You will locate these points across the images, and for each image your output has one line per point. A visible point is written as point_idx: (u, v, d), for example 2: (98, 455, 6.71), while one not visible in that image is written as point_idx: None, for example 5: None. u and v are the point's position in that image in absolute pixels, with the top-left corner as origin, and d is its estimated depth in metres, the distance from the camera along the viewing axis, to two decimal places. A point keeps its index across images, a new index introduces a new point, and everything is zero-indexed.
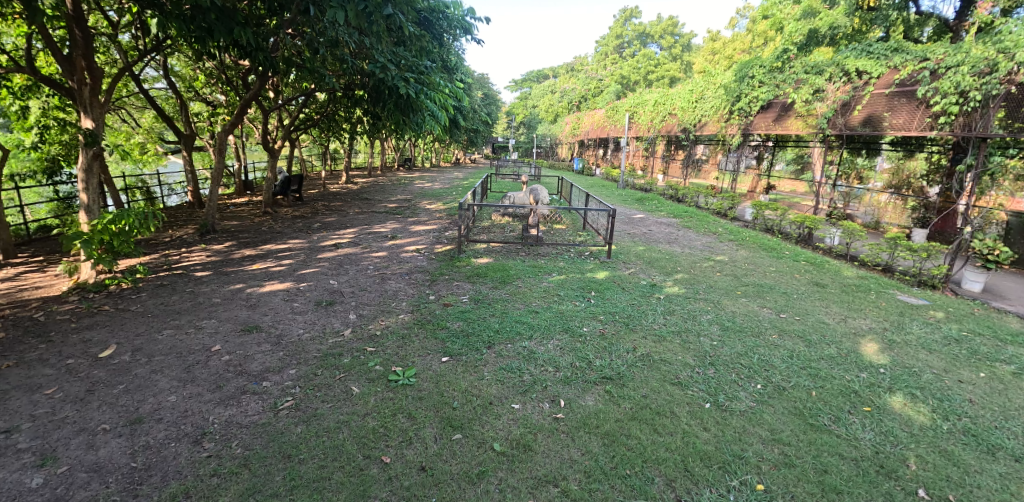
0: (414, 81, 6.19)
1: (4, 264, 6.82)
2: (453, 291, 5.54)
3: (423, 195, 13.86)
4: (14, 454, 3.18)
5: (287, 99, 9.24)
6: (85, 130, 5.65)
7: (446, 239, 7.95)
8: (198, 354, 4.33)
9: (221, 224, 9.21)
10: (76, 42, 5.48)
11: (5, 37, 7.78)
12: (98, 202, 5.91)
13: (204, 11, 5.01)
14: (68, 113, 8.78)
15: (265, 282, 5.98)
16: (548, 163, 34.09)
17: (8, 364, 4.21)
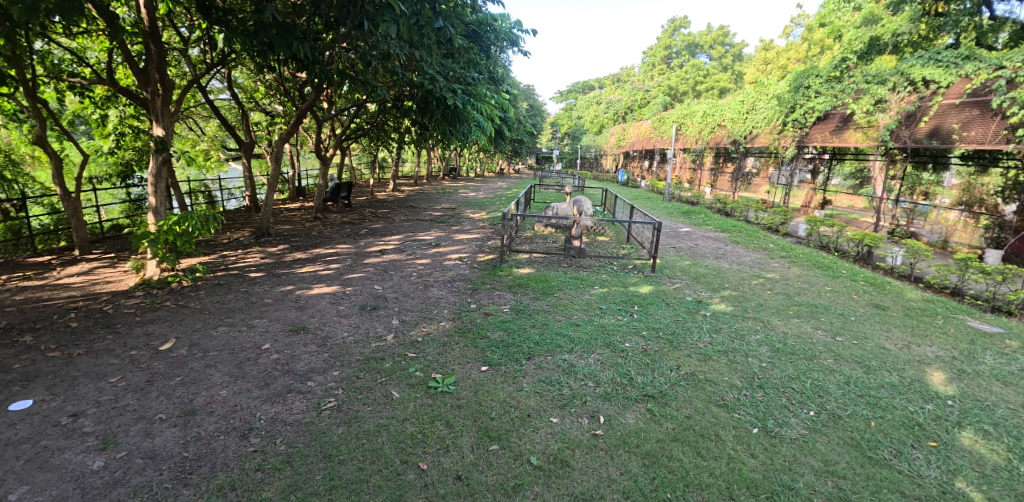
0: (461, 93, 6.30)
1: (79, 259, 7.38)
2: (494, 300, 5.55)
3: (468, 204, 14.05)
4: (80, 437, 3.41)
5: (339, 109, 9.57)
6: (157, 137, 6.04)
7: (489, 248, 7.99)
8: (249, 351, 4.52)
9: (275, 228, 9.63)
10: (151, 56, 5.88)
11: (90, 52, 8.47)
12: (165, 204, 6.30)
13: (267, 26, 5.26)
14: (142, 121, 9.43)
15: (313, 285, 6.19)
16: (592, 174, 33.83)
17: (79, 352, 4.55)
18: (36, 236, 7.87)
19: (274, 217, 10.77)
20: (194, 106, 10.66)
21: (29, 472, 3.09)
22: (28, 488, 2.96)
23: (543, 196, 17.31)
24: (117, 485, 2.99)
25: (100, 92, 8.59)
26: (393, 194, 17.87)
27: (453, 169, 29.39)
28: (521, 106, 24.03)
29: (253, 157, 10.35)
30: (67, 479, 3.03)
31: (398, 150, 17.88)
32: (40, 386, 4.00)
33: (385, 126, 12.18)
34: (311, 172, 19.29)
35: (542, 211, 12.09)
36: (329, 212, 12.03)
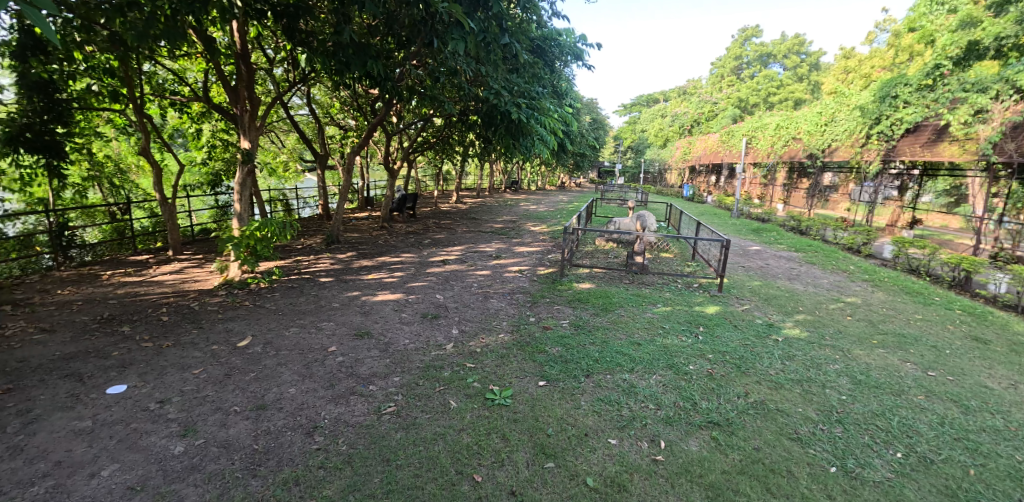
0: (525, 107, 6.38)
1: (172, 259, 8.11)
2: (554, 314, 5.51)
3: (528, 217, 14.11)
4: (165, 422, 3.72)
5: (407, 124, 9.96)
6: (243, 150, 6.54)
7: (549, 261, 7.97)
8: (316, 353, 4.74)
9: (345, 236, 10.13)
10: (241, 75, 6.39)
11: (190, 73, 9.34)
12: (248, 211, 6.79)
13: (344, 47, 5.59)
14: (230, 134, 10.25)
15: (378, 291, 6.42)
16: (656, 188, 32.99)
17: (168, 344, 4.97)
18: (137, 236, 8.74)
19: (344, 226, 11.35)
20: (277, 121, 11.47)
21: (121, 451, 3.40)
22: (118, 466, 3.26)
23: (604, 210, 17.07)
24: (193, 470, 3.21)
25: (196, 109, 9.43)
26: (456, 205, 18.28)
27: (515, 182, 29.71)
28: (584, 120, 23.96)
29: (327, 168, 10.95)
30: (151, 460, 3.30)
31: (461, 163, 18.32)
32: (133, 373, 4.41)
33: (450, 139, 12.51)
34: (379, 183, 20.19)
35: (604, 225, 11.91)
36: (395, 221, 12.48)
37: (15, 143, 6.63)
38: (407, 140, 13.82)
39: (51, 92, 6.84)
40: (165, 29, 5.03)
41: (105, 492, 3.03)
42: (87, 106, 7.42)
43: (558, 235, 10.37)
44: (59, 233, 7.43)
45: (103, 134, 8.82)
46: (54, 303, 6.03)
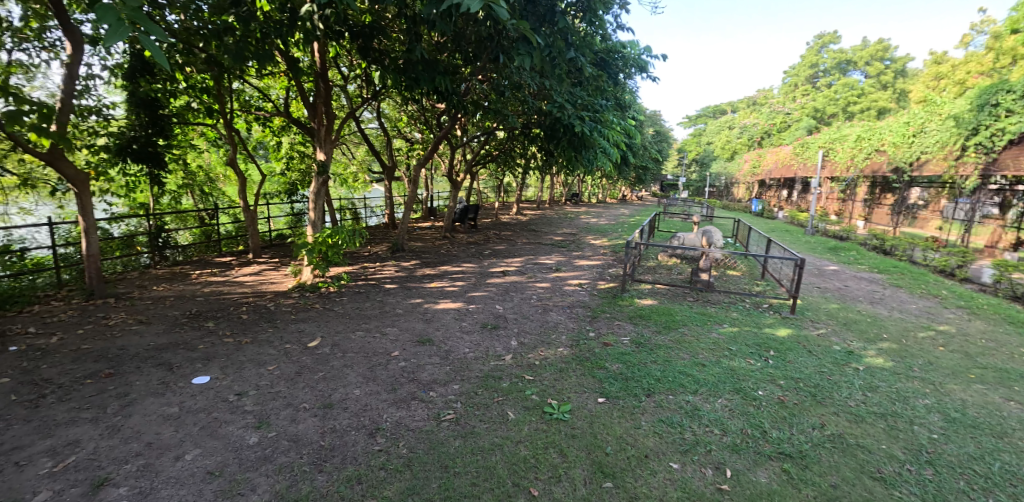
0: (589, 120, 6.38)
1: (252, 262, 8.73)
2: (614, 330, 5.42)
3: (588, 230, 14.00)
4: (242, 414, 4.00)
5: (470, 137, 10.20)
6: (319, 162, 6.94)
7: (610, 275, 7.86)
8: (380, 356, 4.93)
9: (409, 244, 10.51)
10: (319, 92, 6.80)
11: (274, 91, 10.05)
12: (321, 219, 7.19)
13: (414, 64, 5.82)
14: (307, 147, 10.90)
15: (439, 300, 6.59)
16: (722, 203, 31.71)
17: (247, 341, 5.34)
18: (222, 240, 9.47)
19: (408, 235, 11.79)
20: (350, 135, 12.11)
21: (203, 437, 3.69)
22: (200, 451, 3.53)
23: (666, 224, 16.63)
24: (265, 460, 3.42)
25: (277, 123, 10.12)
26: (516, 217, 18.45)
27: (575, 195, 29.59)
28: (647, 132, 23.57)
29: (394, 179, 11.41)
30: (229, 448, 3.56)
31: (522, 175, 18.50)
32: (215, 366, 4.78)
33: (512, 152, 12.67)
34: (443, 194, 20.79)
35: (667, 240, 11.59)
36: (457, 232, 12.79)
37: (124, 154, 7.42)
38: (469, 152, 14.17)
39: (156, 109, 7.62)
40: (256, 51, 5.49)
41: (188, 474, 3.29)
42: (185, 121, 8.18)
43: (619, 249, 10.21)
44: (157, 234, 8.18)
45: (197, 146, 9.67)
46: (150, 298, 6.66)
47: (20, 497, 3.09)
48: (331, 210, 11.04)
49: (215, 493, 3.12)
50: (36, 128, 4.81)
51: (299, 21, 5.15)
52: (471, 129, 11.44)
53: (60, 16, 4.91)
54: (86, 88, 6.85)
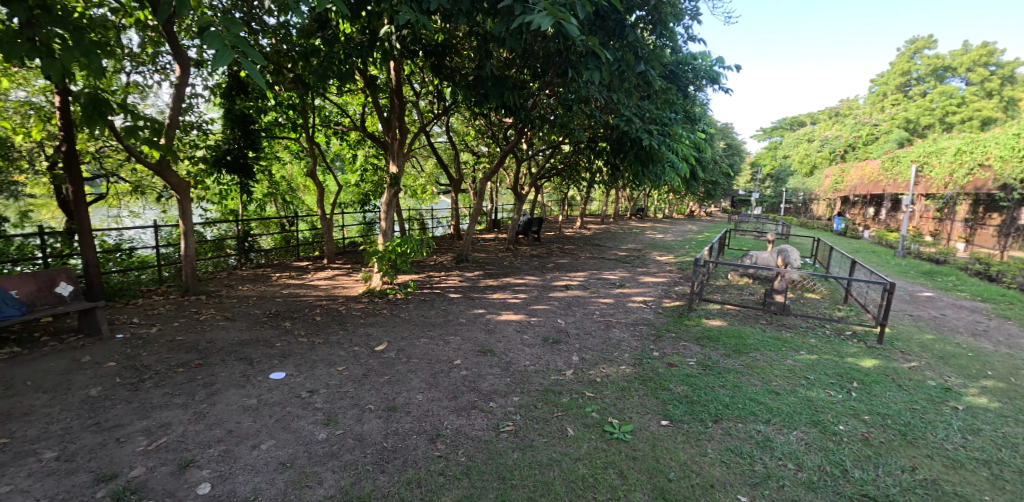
0: (657, 133, 6.27)
1: (327, 267, 9.28)
2: (680, 350, 5.23)
3: (654, 246, 13.66)
4: (313, 410, 4.24)
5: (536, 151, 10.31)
6: (391, 174, 7.26)
7: (676, 293, 7.63)
8: (443, 364, 5.06)
9: (473, 255, 10.75)
10: (393, 108, 7.12)
11: (351, 107, 10.68)
12: (391, 228, 7.52)
13: (483, 80, 5.98)
14: (379, 159, 11.45)
15: (502, 311, 6.67)
16: (799, 220, 29.88)
17: (320, 341, 5.66)
18: (300, 245, 10.11)
19: (473, 246, 12.09)
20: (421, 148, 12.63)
21: (277, 429, 3.95)
22: (275, 442, 3.78)
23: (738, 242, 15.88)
24: (333, 456, 3.61)
25: (353, 137, 10.72)
26: (579, 231, 18.35)
27: (640, 210, 29.00)
28: (718, 145, 22.78)
29: (460, 191, 11.74)
30: (300, 442, 3.78)
31: (586, 189, 18.40)
32: (291, 363, 5.11)
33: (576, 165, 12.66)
34: (506, 206, 21.10)
35: (737, 258, 11.09)
36: (520, 244, 12.92)
37: (219, 165, 8.17)
38: (534, 166, 14.32)
39: (247, 124, 8.31)
40: (338, 70, 5.89)
41: (263, 463, 3.53)
42: (272, 135, 8.86)
43: (687, 267, 9.87)
44: (243, 238, 8.90)
45: (282, 158, 10.46)
46: (237, 296, 7.25)
47: (121, 470, 3.45)
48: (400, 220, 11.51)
49: (286, 482, 3.33)
50: (149, 140, 5.29)
51: (378, 42, 5.47)
52: (537, 142, 11.56)
53: (173, 43, 5.52)
54: (190, 106, 7.62)
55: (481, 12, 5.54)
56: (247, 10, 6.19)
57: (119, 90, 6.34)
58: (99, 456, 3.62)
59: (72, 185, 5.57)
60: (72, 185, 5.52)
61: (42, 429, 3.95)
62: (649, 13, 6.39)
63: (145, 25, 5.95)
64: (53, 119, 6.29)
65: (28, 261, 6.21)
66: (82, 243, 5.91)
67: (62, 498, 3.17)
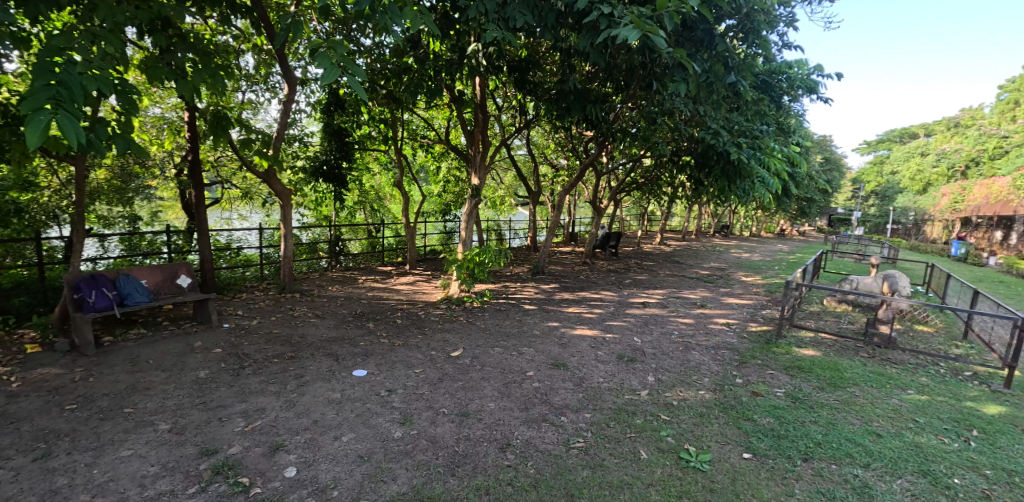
0: (747, 147, 6.04)
1: (409, 272, 9.72)
2: (767, 379, 4.90)
3: (740, 266, 12.92)
4: (391, 408, 4.45)
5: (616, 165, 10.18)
6: (473, 186, 7.44)
7: (763, 317, 7.17)
8: (516, 374, 5.11)
9: (549, 268, 10.80)
10: (477, 122, 7.33)
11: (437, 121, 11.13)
12: (471, 238, 7.74)
13: (566, 94, 6.02)
14: (461, 171, 11.82)
15: (576, 325, 6.62)
16: (910, 242, 26.93)
17: (399, 343, 5.94)
18: (385, 251, 10.68)
19: (549, 258, 12.17)
20: (501, 161, 12.91)
21: (358, 424, 4.18)
22: (355, 435, 4.01)
23: (835, 265, 14.65)
24: (407, 454, 3.76)
25: (438, 149, 11.16)
26: (658, 247, 17.78)
27: (724, 227, 27.58)
28: (813, 158, 21.18)
29: (538, 203, 11.83)
30: (377, 438, 3.98)
31: (667, 204, 17.82)
32: (373, 362, 5.41)
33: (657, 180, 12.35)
34: (583, 219, 20.94)
35: (835, 282, 10.21)
36: (596, 258, 12.77)
37: (317, 175, 8.85)
38: (614, 180, 14.16)
39: (343, 137, 8.91)
40: (427, 87, 6.18)
41: (344, 454, 3.76)
42: (364, 147, 9.43)
43: (775, 289, 9.24)
44: (335, 242, 9.54)
45: (372, 169, 11.15)
46: (326, 296, 7.79)
47: (222, 447, 3.81)
48: (478, 229, 11.82)
49: (363, 475, 3.51)
50: (259, 151, 5.86)
51: (465, 59, 5.69)
52: (617, 156, 11.40)
53: (284, 64, 6.07)
54: (294, 121, 8.35)
55: (565, 27, 5.60)
56: (348, 32, 6.68)
57: (236, 106, 7.06)
58: (204, 431, 4.03)
59: (194, 191, 6.26)
60: (194, 190, 6.20)
61: (160, 404, 4.46)
62: (741, 21, 6.23)
63: (261, 50, 6.60)
64: (183, 132, 7.12)
65: (155, 255, 7.03)
66: (199, 242, 6.60)
67: (172, 466, 3.56)
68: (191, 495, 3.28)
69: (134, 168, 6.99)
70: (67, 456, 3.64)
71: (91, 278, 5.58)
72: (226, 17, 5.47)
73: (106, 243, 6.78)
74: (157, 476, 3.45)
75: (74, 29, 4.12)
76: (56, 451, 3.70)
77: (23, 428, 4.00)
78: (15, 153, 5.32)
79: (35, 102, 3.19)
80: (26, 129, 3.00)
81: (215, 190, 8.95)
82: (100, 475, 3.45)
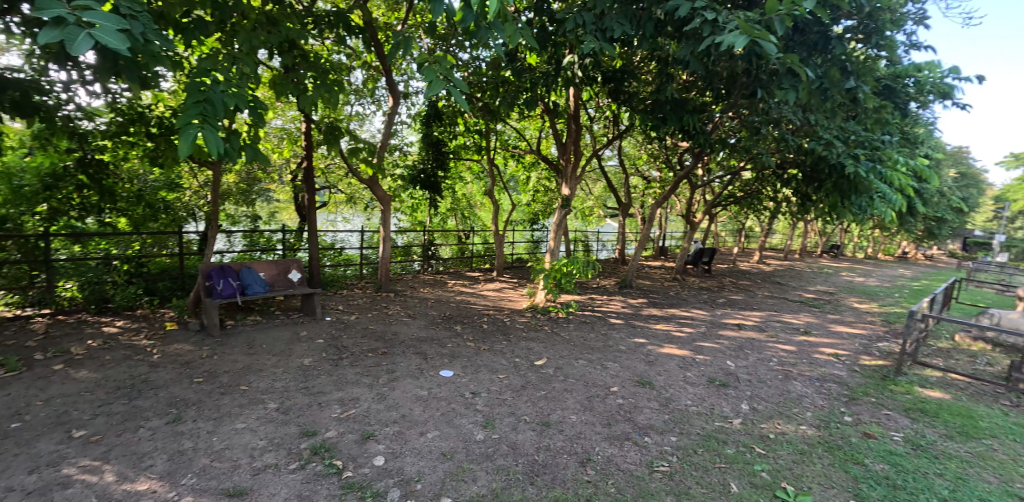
0: (865, 159, 5.53)
1: (496, 279, 9.98)
2: (882, 421, 4.43)
3: (852, 291, 11.75)
4: (474, 411, 4.59)
5: (713, 178, 9.73)
6: (564, 196, 7.46)
7: (879, 350, 6.49)
8: (599, 389, 5.06)
9: (637, 282, 10.57)
10: (571, 133, 7.32)
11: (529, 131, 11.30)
12: (559, 248, 7.79)
13: (662, 104, 5.95)
14: (550, 181, 11.90)
15: (664, 343, 6.41)
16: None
17: (485, 348, 6.11)
18: (474, 257, 11.03)
19: (637, 272, 11.93)
20: (591, 171, 12.81)
21: (442, 423, 4.37)
22: (439, 433, 4.18)
23: (969, 295, 12.86)
24: (488, 457, 3.85)
25: (528, 159, 11.34)
26: (756, 266, 16.68)
27: (833, 246, 25.20)
28: (946, 172, 18.80)
29: (627, 215, 11.64)
30: (460, 439, 4.12)
31: (768, 220, 16.65)
32: (459, 364, 5.62)
33: (758, 194, 11.65)
34: (675, 233, 20.27)
35: (971, 316, 8.95)
36: (686, 273, 12.28)
37: (415, 182, 9.35)
38: (710, 193, 13.57)
39: (439, 147, 9.29)
40: (522, 99, 6.30)
41: (429, 450, 3.93)
42: (458, 157, 9.79)
43: (895, 320, 8.30)
44: (427, 247, 10.02)
45: (465, 178, 11.61)
46: (418, 297, 8.20)
47: (320, 430, 4.15)
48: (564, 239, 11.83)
49: (446, 472, 3.64)
50: (365, 160, 6.27)
51: (562, 70, 5.79)
52: (714, 168, 10.90)
53: (389, 78, 6.47)
54: (395, 131, 8.89)
55: (664, 36, 5.48)
56: (449, 47, 7.01)
57: (346, 118, 7.65)
58: (307, 414, 4.42)
59: (307, 195, 6.84)
60: (306, 194, 6.80)
61: (270, 384, 4.97)
62: (860, 22, 5.75)
63: (370, 66, 7.10)
64: (299, 141, 7.84)
65: (270, 251, 7.78)
66: (309, 241, 7.25)
67: (277, 443, 3.93)
68: (291, 470, 3.59)
69: (258, 173, 7.85)
70: (193, 422, 4.16)
71: (220, 268, 6.29)
72: (343, 38, 5.99)
73: (232, 239, 7.56)
74: (264, 450, 3.82)
75: (219, 53, 4.70)
76: (185, 417, 4.24)
77: (161, 394, 4.63)
78: (168, 159, 6.20)
79: (186, 118, 3.64)
80: (179, 141, 3.42)
81: (323, 194, 9.81)
82: (219, 442, 3.90)
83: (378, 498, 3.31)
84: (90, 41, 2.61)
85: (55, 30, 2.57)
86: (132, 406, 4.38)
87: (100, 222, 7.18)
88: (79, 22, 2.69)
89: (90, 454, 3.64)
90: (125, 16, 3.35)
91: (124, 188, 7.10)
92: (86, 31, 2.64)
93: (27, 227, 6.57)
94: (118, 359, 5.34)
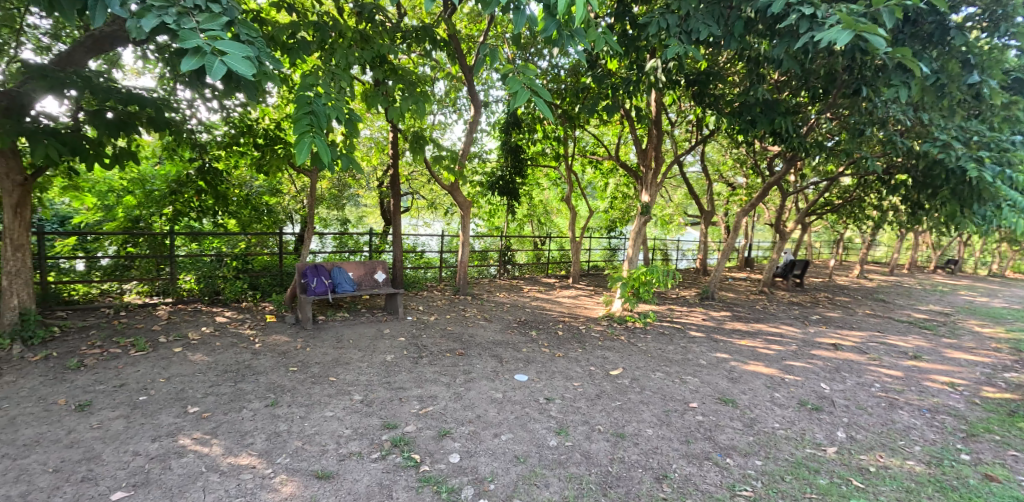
0: (992, 162, 4.93)
1: (571, 286, 9.95)
2: (1008, 463, 3.93)
3: (974, 313, 10.46)
4: (548, 417, 4.64)
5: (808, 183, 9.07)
6: (643, 203, 7.28)
7: (1007, 381, 5.74)
8: (677, 403, 4.93)
9: (719, 294, 10.11)
10: (652, 138, 7.14)
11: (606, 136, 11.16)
12: (637, 256, 7.62)
13: (751, 106, 5.67)
14: (629, 187, 11.64)
15: (749, 360, 6.10)
16: None
17: (560, 355, 6.15)
18: (549, 263, 11.09)
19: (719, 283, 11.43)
20: (671, 177, 12.45)
21: (516, 426, 4.46)
22: (512, 436, 4.28)
23: None
24: (560, 464, 3.88)
25: (606, 165, 11.20)
26: (857, 281, 15.33)
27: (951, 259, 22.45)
28: None
29: (710, 223, 11.17)
30: (533, 443, 4.18)
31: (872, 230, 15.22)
32: (533, 369, 5.70)
33: (860, 202, 10.73)
34: (762, 244, 19.16)
35: None
36: (775, 286, 11.57)
37: (494, 188, 9.58)
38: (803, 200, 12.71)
39: (517, 153, 9.43)
40: (603, 106, 6.25)
41: (502, 452, 4.03)
42: (535, 163, 9.88)
43: None
44: (504, 252, 10.21)
45: (542, 185, 11.73)
46: (494, 302, 8.40)
47: (400, 424, 4.39)
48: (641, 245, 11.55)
49: (518, 475, 3.72)
50: (449, 167, 6.48)
51: (643, 75, 5.70)
52: (808, 173, 10.19)
53: (472, 88, 6.68)
54: (476, 139, 9.18)
55: (754, 34, 5.20)
56: (528, 56, 7.10)
57: (430, 127, 8.00)
58: (389, 408, 4.69)
59: (393, 200, 7.21)
60: (393, 200, 7.19)
61: (356, 377, 5.32)
62: (982, 10, 5.22)
63: (453, 77, 7.38)
64: (386, 150, 8.30)
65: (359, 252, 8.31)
66: (394, 244, 7.64)
67: (361, 432, 4.21)
68: (374, 459, 3.83)
69: (348, 180, 8.42)
70: (288, 407, 4.56)
71: (315, 267, 6.81)
72: (429, 51, 6.26)
73: (324, 241, 8.14)
74: (350, 438, 4.11)
75: (320, 69, 5.04)
76: (281, 402, 4.66)
77: (261, 380, 5.12)
78: (273, 166, 6.80)
79: (298, 129, 3.95)
80: (296, 150, 3.67)
81: (408, 200, 10.30)
82: (312, 427, 4.25)
83: (453, 494, 3.45)
84: (223, 67, 2.88)
85: (196, 58, 2.83)
86: (237, 389, 4.88)
87: (214, 223, 8.06)
88: (213, 50, 2.94)
89: (202, 428, 4.11)
90: (244, 41, 3.54)
91: (235, 193, 7.91)
92: (219, 58, 2.90)
93: (156, 226, 7.53)
94: (226, 345, 5.97)
